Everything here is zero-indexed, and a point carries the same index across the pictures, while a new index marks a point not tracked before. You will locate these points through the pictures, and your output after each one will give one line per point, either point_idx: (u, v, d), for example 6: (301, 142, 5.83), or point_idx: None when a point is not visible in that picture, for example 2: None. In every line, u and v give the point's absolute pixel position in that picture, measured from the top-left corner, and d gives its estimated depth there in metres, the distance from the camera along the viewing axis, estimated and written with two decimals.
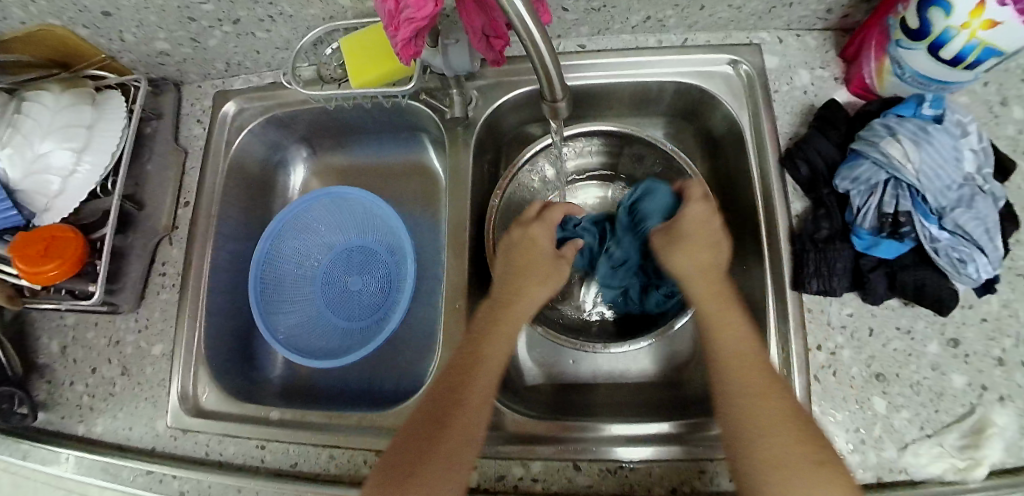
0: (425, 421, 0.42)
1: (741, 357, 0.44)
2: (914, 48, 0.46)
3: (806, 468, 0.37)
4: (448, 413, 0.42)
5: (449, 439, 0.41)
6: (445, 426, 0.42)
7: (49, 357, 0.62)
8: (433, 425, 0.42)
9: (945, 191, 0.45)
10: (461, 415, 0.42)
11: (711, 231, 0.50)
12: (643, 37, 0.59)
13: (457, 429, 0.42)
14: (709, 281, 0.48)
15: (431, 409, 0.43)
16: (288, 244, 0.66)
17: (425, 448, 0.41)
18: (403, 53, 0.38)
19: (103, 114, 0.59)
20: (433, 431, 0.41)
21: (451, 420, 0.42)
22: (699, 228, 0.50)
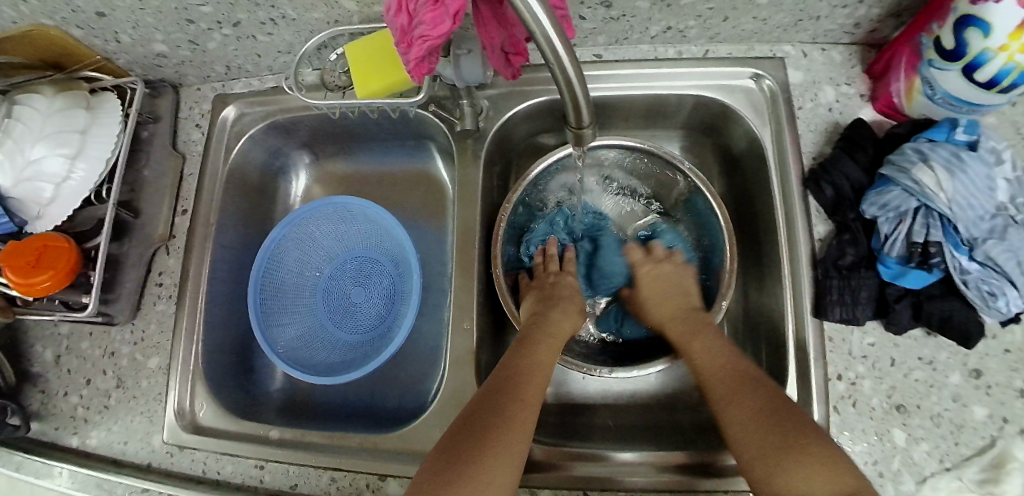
0: (475, 425, 0.41)
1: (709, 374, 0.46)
2: (948, 69, 0.43)
3: (779, 454, 0.38)
4: (501, 420, 0.41)
5: (507, 444, 0.40)
6: (501, 432, 0.40)
7: (42, 366, 0.60)
8: (486, 431, 0.40)
9: (977, 221, 0.43)
10: (516, 425, 0.42)
11: (674, 283, 0.57)
12: (662, 47, 0.57)
13: (516, 436, 0.41)
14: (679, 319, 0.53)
15: (478, 416, 0.42)
16: (289, 254, 0.64)
17: (481, 454, 0.39)
18: (415, 71, 0.36)
19: (97, 118, 0.56)
20: (489, 437, 0.40)
21: (509, 428, 0.41)
22: (654, 283, 0.57)
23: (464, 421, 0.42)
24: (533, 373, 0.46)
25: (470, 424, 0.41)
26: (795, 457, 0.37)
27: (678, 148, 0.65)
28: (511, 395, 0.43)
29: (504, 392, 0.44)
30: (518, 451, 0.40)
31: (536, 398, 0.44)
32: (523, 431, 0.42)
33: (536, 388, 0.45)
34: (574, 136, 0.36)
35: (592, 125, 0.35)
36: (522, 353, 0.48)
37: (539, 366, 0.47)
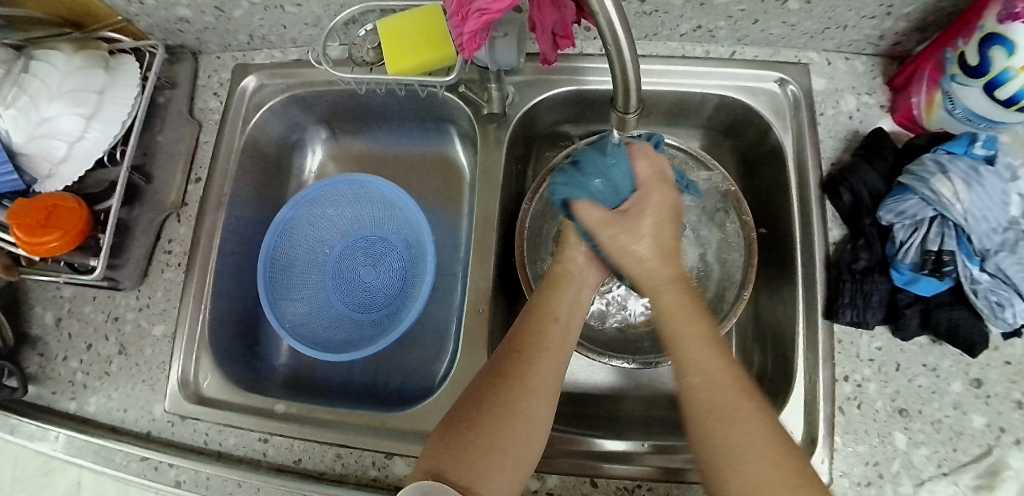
0: (480, 394, 0.40)
1: (712, 382, 0.35)
2: (970, 85, 0.44)
3: None
4: (508, 387, 0.39)
5: (511, 415, 0.38)
6: (504, 399, 0.39)
7: (42, 329, 0.59)
8: (491, 402, 0.39)
9: (990, 234, 0.44)
10: (526, 391, 0.39)
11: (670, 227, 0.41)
12: (690, 46, 0.58)
13: (527, 400, 0.39)
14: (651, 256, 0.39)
15: (487, 384, 0.40)
16: (300, 229, 0.63)
17: (483, 426, 0.38)
18: (467, 47, 0.36)
19: (115, 79, 0.55)
20: (493, 406, 0.38)
21: (513, 395, 0.39)
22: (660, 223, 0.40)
23: (469, 389, 0.41)
24: (544, 330, 0.42)
25: (478, 388, 0.40)
26: None
27: (697, 147, 0.66)
28: (515, 355, 0.41)
29: (513, 352, 0.41)
30: (532, 416, 0.39)
31: (551, 357, 0.41)
32: (537, 396, 0.39)
33: (552, 346, 0.42)
34: (617, 121, 0.37)
35: (638, 111, 0.36)
36: (536, 307, 0.45)
37: (552, 315, 0.44)
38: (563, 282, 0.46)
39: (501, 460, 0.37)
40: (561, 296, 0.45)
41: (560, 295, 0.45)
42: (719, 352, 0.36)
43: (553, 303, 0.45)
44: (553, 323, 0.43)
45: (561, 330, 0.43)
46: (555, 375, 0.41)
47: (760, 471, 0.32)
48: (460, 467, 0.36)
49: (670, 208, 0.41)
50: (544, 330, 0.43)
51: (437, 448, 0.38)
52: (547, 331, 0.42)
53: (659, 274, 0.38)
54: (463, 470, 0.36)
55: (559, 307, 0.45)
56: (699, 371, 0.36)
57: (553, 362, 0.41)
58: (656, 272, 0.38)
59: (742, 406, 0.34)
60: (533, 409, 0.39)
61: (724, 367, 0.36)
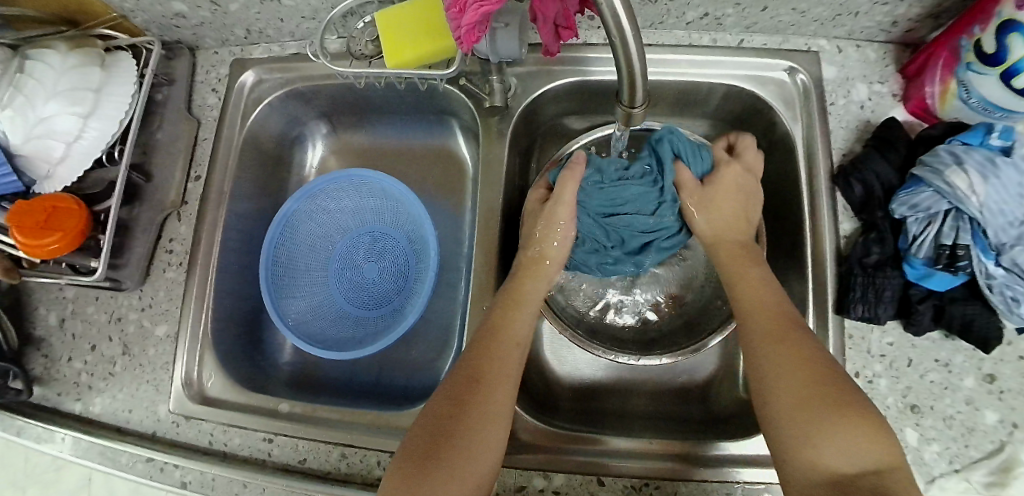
0: (440, 418, 0.40)
1: (762, 309, 0.44)
2: (986, 74, 0.43)
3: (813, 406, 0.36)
4: (468, 412, 0.40)
5: (474, 440, 0.39)
6: (463, 425, 0.39)
7: (46, 330, 0.58)
8: (450, 427, 0.39)
9: (1007, 227, 0.43)
10: (483, 415, 0.40)
11: (745, 211, 0.51)
12: (697, 34, 0.57)
13: (485, 424, 0.40)
14: (727, 223, 0.50)
15: (447, 409, 0.40)
16: (301, 226, 0.63)
17: (443, 453, 0.38)
18: (465, 39, 0.35)
19: (112, 77, 0.55)
20: (452, 431, 0.39)
21: (471, 420, 0.39)
22: (724, 195, 0.51)
23: (430, 414, 0.41)
24: (501, 353, 0.44)
25: (440, 413, 0.40)
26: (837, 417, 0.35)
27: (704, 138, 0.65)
28: (473, 382, 0.42)
29: (471, 378, 0.42)
30: (490, 441, 0.39)
31: (506, 381, 0.43)
32: (493, 420, 0.40)
33: (509, 370, 0.43)
34: (623, 116, 0.36)
35: (643, 106, 0.35)
36: (492, 328, 0.46)
37: (512, 337, 0.45)
38: (523, 305, 0.48)
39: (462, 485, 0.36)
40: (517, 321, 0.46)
41: (514, 317, 0.47)
42: (772, 295, 0.45)
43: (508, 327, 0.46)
44: (511, 347, 0.44)
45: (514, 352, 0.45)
46: (511, 401, 0.42)
47: (787, 381, 0.38)
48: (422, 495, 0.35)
49: (740, 179, 0.51)
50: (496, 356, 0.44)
51: (400, 475, 0.37)
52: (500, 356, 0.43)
53: (727, 233, 0.50)
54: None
55: (515, 330, 0.46)
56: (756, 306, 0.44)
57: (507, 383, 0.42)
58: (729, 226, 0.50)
59: (772, 332, 0.41)
60: (490, 433, 0.39)
61: (769, 306, 0.44)
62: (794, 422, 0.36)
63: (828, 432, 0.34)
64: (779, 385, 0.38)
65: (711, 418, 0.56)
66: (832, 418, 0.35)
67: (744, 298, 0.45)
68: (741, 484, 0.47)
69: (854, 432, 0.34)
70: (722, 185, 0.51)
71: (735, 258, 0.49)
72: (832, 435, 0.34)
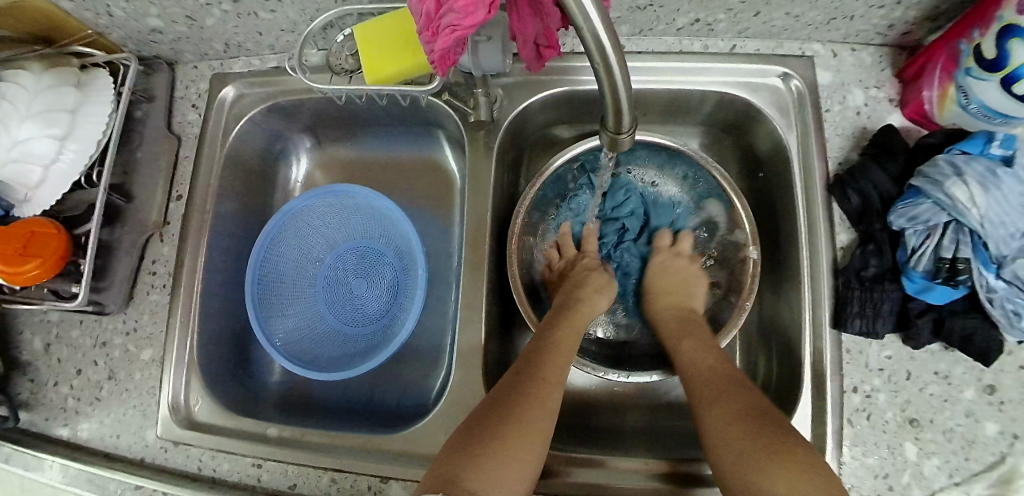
0: (501, 405, 0.41)
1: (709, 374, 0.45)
2: (986, 79, 0.41)
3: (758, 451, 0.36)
4: (523, 401, 0.41)
5: (527, 430, 0.39)
6: (518, 412, 0.40)
7: (32, 354, 0.58)
8: (507, 413, 0.40)
9: (1008, 240, 0.42)
10: (538, 407, 0.41)
11: (678, 291, 0.57)
12: (687, 40, 0.55)
13: (539, 416, 0.40)
14: (665, 302, 0.56)
15: (504, 399, 0.41)
16: (288, 243, 0.61)
17: (496, 437, 0.38)
18: (439, 62, 0.34)
19: (89, 96, 0.53)
20: (507, 418, 0.39)
21: (527, 409, 0.40)
22: (660, 286, 0.57)
23: (486, 402, 0.41)
24: (556, 353, 0.46)
25: (492, 404, 0.41)
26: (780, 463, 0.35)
27: (697, 145, 0.63)
28: (530, 377, 0.43)
29: (529, 375, 0.43)
30: (541, 432, 0.40)
31: (559, 381, 0.44)
32: (546, 415, 0.41)
33: (560, 369, 0.45)
34: (608, 140, 0.34)
35: (630, 130, 0.33)
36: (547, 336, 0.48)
37: (559, 344, 0.47)
38: (575, 322, 0.50)
39: (514, 466, 0.37)
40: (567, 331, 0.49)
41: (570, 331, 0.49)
42: (714, 361, 0.47)
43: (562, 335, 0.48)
44: (561, 348, 0.46)
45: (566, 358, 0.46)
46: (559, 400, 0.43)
47: (738, 443, 0.38)
48: (476, 473, 0.35)
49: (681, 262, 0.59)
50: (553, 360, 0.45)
51: (457, 455, 0.37)
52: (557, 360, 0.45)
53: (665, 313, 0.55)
54: (479, 476, 0.35)
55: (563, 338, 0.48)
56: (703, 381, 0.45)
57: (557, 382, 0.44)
58: (679, 296, 0.56)
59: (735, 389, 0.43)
60: (543, 425, 0.40)
61: (713, 367, 0.46)
62: (745, 478, 0.36)
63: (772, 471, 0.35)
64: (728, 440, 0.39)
65: None
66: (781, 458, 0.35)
67: (693, 372, 0.46)
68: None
69: (804, 469, 0.35)
70: (655, 275, 0.59)
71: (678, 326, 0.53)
72: (790, 474, 0.34)
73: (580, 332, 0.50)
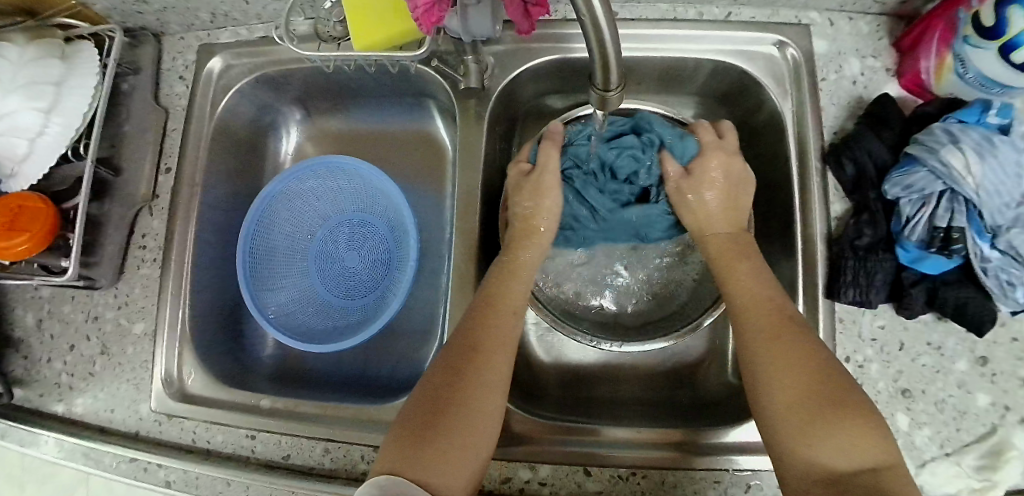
0: (440, 393, 0.39)
1: (754, 303, 0.42)
2: (984, 48, 0.40)
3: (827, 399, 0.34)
4: (463, 382, 0.40)
5: (469, 411, 0.38)
6: (456, 395, 0.39)
7: (24, 330, 0.57)
8: (446, 394, 0.39)
9: (1003, 209, 0.42)
10: (481, 382, 0.40)
11: (727, 189, 0.49)
12: (682, 7, 0.54)
13: (484, 393, 0.39)
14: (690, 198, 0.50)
15: (447, 380, 0.40)
16: (279, 216, 0.61)
17: (437, 424, 0.37)
18: (424, 20, 0.37)
19: (73, 67, 0.52)
20: (445, 403, 0.39)
21: (464, 390, 0.39)
22: (704, 183, 0.49)
23: (426, 383, 0.41)
24: (498, 312, 0.44)
25: (432, 389, 0.40)
26: (833, 407, 0.34)
27: (692, 117, 0.63)
28: (469, 352, 0.41)
29: (470, 345, 0.42)
30: (489, 408, 0.39)
31: (500, 347, 0.42)
32: (488, 388, 0.40)
33: (502, 343, 0.42)
34: (598, 100, 0.34)
35: (619, 89, 0.33)
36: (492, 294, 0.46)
37: (505, 301, 0.45)
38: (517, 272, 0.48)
39: (462, 453, 0.37)
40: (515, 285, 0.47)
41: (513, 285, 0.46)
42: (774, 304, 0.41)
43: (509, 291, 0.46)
44: (507, 311, 0.44)
45: (511, 318, 0.44)
46: (502, 370, 0.41)
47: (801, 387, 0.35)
48: (418, 463, 0.35)
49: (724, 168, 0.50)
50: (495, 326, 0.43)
51: (400, 447, 0.37)
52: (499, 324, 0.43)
53: (716, 224, 0.48)
54: (426, 464, 0.35)
55: (507, 300, 0.45)
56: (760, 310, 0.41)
57: (502, 349, 0.42)
58: (711, 221, 0.49)
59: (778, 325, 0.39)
60: (485, 402, 0.39)
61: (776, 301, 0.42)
62: (792, 417, 0.35)
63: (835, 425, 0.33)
64: (779, 372, 0.37)
65: (701, 403, 0.55)
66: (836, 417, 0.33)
67: (743, 296, 0.43)
68: (751, 472, 0.46)
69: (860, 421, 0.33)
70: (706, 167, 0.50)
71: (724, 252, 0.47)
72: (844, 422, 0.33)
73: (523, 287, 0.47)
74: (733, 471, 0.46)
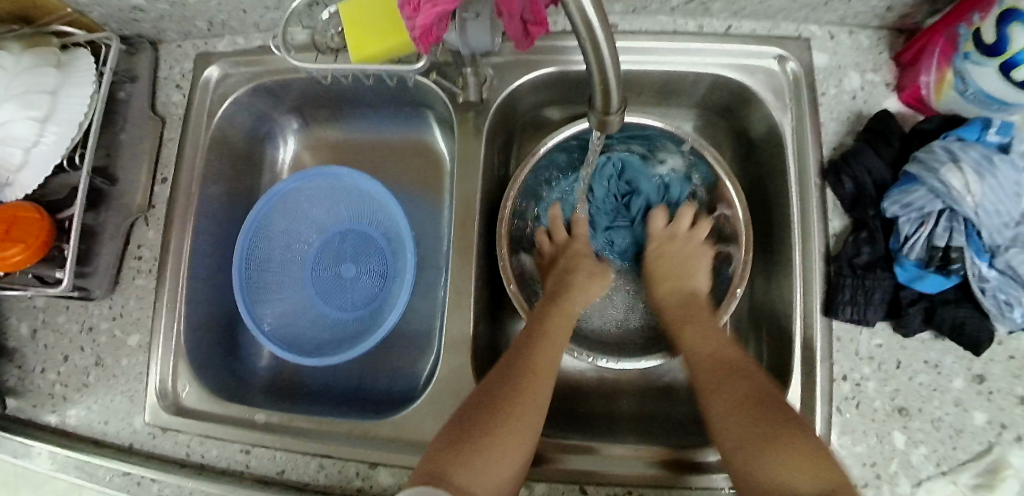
0: (489, 403, 0.41)
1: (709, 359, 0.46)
2: (985, 64, 0.40)
3: (761, 441, 0.38)
4: (512, 399, 0.41)
5: (516, 425, 0.40)
6: (509, 408, 0.41)
7: (18, 340, 0.57)
8: (498, 407, 0.41)
9: (1002, 229, 0.42)
10: (530, 402, 0.42)
11: (688, 266, 0.55)
12: (682, 20, 0.54)
13: (529, 411, 0.41)
14: (658, 266, 0.56)
15: (495, 394, 0.42)
16: (276, 226, 0.61)
17: (489, 430, 0.39)
18: (422, 38, 0.36)
19: (69, 76, 0.52)
20: (497, 413, 0.40)
21: (515, 404, 0.41)
22: (661, 260, 0.57)
23: (479, 391, 0.42)
24: (547, 342, 0.46)
25: (479, 401, 0.41)
26: (767, 450, 0.37)
27: (690, 129, 0.62)
28: (526, 371, 0.43)
29: (520, 367, 0.44)
30: (531, 427, 0.41)
31: (549, 376, 0.44)
32: (534, 409, 0.42)
33: (548, 370, 0.44)
34: (598, 122, 0.33)
35: (619, 111, 0.33)
36: (538, 327, 0.48)
37: (552, 336, 0.47)
38: (563, 314, 0.50)
39: (504, 465, 0.38)
40: (561, 324, 0.49)
41: (560, 324, 0.49)
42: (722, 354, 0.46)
43: (553, 327, 0.48)
44: (553, 344, 0.46)
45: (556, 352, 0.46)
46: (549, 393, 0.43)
47: (743, 431, 0.39)
48: (463, 468, 0.37)
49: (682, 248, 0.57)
50: (543, 355, 0.45)
51: (445, 451, 0.38)
52: (547, 355, 0.45)
53: (665, 290, 0.54)
54: (469, 472, 0.37)
55: (556, 329, 0.48)
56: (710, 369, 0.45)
57: (549, 378, 0.44)
58: (667, 284, 0.55)
59: (724, 377, 0.43)
60: (532, 419, 0.41)
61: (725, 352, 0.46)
62: (739, 457, 0.38)
63: (777, 458, 0.36)
64: (725, 413, 0.41)
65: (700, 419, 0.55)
66: (788, 448, 0.37)
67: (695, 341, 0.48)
68: None
69: (801, 453, 0.36)
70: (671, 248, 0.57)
71: (682, 308, 0.52)
72: (784, 459, 0.36)
73: (573, 319, 0.50)
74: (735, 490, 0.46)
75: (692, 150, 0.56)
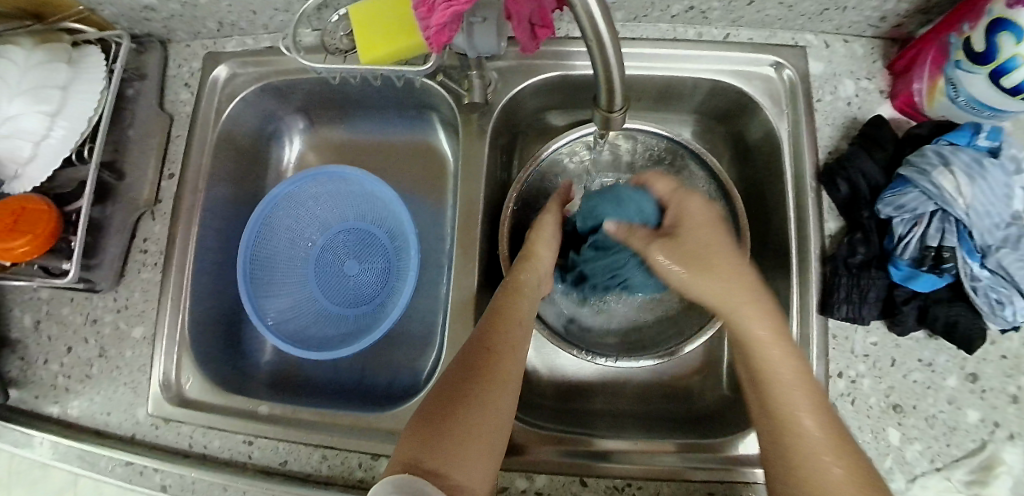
0: (456, 388, 0.40)
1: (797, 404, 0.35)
2: (975, 72, 0.41)
3: None
4: (479, 382, 0.40)
5: (482, 405, 0.39)
6: (477, 394, 0.39)
7: (22, 331, 0.57)
8: (465, 390, 0.39)
9: (993, 229, 0.43)
10: (497, 382, 0.41)
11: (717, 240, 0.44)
12: (682, 27, 0.55)
13: (497, 392, 0.40)
14: (694, 246, 0.43)
15: (462, 377, 0.40)
16: (280, 223, 0.61)
17: (456, 414, 0.38)
18: (434, 39, 0.37)
19: (80, 73, 0.53)
20: (467, 400, 0.39)
21: (482, 386, 0.40)
22: (696, 232, 0.44)
23: (446, 376, 0.41)
24: (513, 318, 0.45)
25: (446, 386, 0.40)
26: None
27: (689, 133, 0.64)
28: (485, 349, 0.42)
29: (484, 347, 0.42)
30: (501, 408, 0.40)
31: (516, 356, 0.43)
32: (502, 391, 0.41)
33: (516, 349, 0.43)
34: (601, 120, 0.34)
35: (622, 109, 0.34)
36: (500, 304, 0.46)
37: (516, 314, 0.46)
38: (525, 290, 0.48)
39: (475, 450, 0.37)
40: (525, 301, 0.47)
41: (524, 301, 0.47)
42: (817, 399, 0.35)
43: (518, 306, 0.46)
44: (521, 324, 0.45)
45: (522, 331, 0.45)
46: (517, 373, 0.42)
47: None
48: (434, 454, 0.35)
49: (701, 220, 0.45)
50: (509, 333, 0.44)
51: (416, 438, 0.37)
52: (512, 333, 0.44)
53: (709, 281, 0.41)
54: (441, 458, 0.35)
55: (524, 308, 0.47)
56: (813, 418, 0.34)
57: (519, 359, 0.43)
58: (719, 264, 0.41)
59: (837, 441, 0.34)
60: (499, 399, 0.40)
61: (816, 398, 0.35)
62: None
63: None
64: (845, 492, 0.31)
65: (699, 416, 0.56)
66: None
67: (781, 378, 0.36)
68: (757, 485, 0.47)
69: None
70: (687, 231, 0.44)
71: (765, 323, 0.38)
72: None
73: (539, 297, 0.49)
74: (735, 484, 0.47)
75: (689, 159, 0.57)
